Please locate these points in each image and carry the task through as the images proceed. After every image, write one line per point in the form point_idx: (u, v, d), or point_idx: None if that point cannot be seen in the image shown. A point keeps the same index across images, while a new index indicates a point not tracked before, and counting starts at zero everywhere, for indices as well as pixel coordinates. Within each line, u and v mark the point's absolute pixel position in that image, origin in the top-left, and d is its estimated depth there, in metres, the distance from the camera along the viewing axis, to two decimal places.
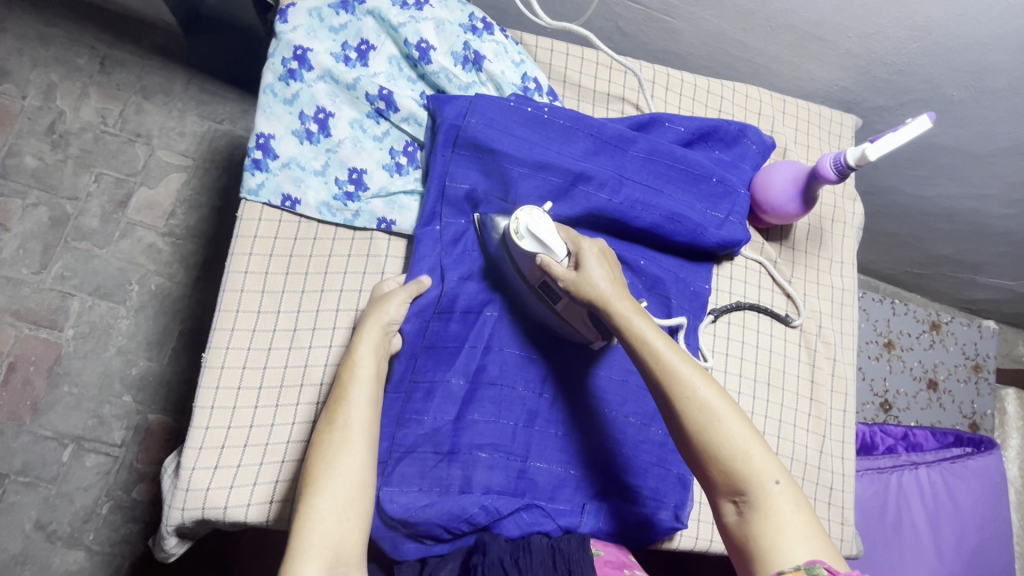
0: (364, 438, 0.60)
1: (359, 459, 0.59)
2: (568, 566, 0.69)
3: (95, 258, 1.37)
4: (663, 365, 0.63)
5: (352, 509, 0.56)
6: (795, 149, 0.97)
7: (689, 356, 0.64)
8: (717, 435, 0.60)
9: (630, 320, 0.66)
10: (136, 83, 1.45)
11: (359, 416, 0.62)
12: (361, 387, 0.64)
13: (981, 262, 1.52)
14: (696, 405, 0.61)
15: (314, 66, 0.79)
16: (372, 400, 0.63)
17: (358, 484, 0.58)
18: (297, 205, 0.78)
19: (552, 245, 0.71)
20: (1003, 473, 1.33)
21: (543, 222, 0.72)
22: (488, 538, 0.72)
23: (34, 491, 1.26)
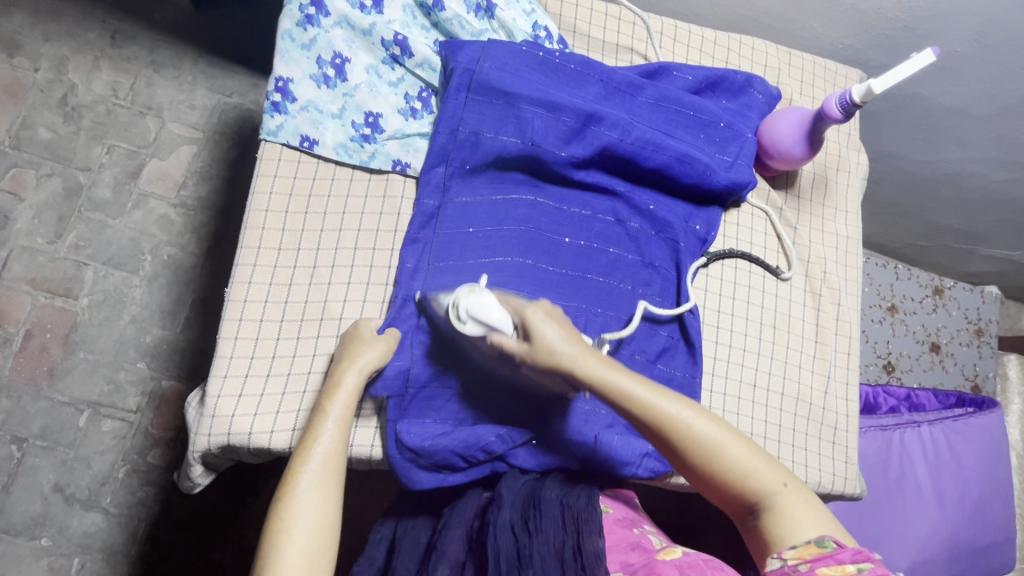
0: (329, 478, 0.62)
1: (321, 499, 0.61)
2: (577, 526, 0.69)
3: (109, 228, 1.39)
4: (656, 410, 0.66)
5: (315, 556, 0.58)
6: (800, 100, 0.99)
7: (667, 392, 0.68)
8: (719, 461, 0.65)
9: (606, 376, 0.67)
10: (147, 56, 1.47)
11: (326, 455, 0.64)
12: (331, 422, 0.66)
13: (983, 231, 1.53)
14: (694, 437, 0.65)
15: (331, 12, 0.81)
16: (341, 438, 0.65)
17: (322, 527, 0.59)
18: (315, 145, 0.80)
19: (499, 322, 0.69)
20: (1003, 432, 1.37)
21: (487, 302, 0.69)
22: (502, 493, 0.73)
23: (52, 455, 1.29)
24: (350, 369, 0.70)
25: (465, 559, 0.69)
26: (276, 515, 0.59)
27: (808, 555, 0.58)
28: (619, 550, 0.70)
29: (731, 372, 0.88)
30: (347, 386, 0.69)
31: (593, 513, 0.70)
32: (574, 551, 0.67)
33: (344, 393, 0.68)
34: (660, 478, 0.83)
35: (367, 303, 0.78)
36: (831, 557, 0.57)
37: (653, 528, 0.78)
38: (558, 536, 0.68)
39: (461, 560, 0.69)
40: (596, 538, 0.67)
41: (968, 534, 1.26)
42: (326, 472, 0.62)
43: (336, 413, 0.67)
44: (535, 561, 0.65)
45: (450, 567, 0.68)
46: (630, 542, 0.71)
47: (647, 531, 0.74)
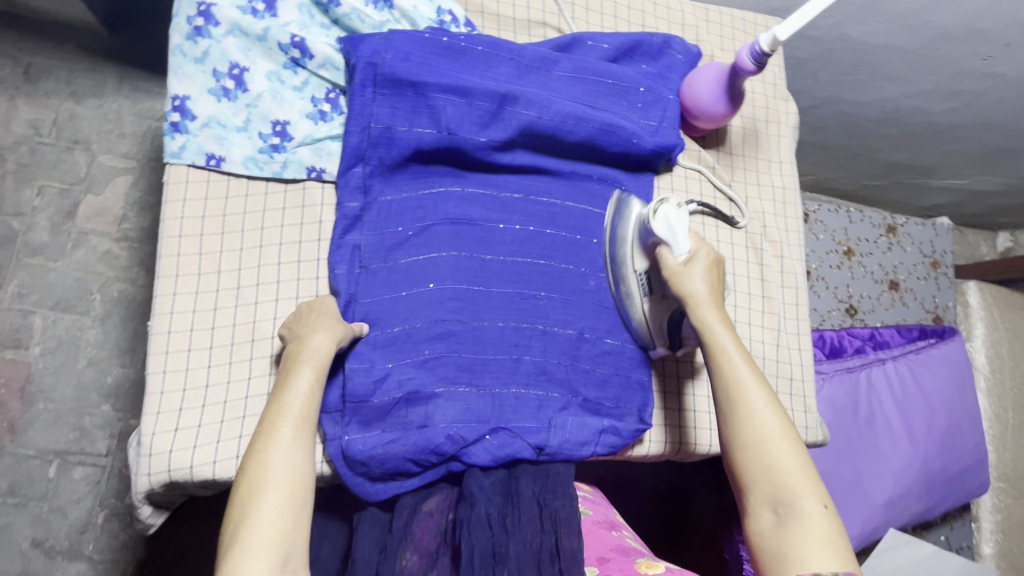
0: (301, 436, 0.64)
1: (297, 454, 0.63)
2: (555, 525, 0.70)
3: (51, 271, 1.34)
4: (736, 380, 0.71)
5: (293, 509, 0.60)
6: (722, 55, 0.98)
7: (762, 380, 0.72)
8: (769, 452, 0.67)
9: (714, 328, 0.74)
10: (66, 88, 1.40)
11: (296, 411, 0.66)
12: (303, 378, 0.68)
13: (931, 164, 1.55)
14: (755, 421, 0.68)
15: (221, 21, 0.77)
16: (311, 396, 0.67)
17: (297, 483, 0.61)
18: (222, 162, 0.77)
19: (679, 237, 0.75)
20: (967, 359, 1.40)
21: (680, 217, 0.76)
22: (473, 492, 0.72)
23: (25, 510, 1.24)
24: (316, 329, 0.70)
25: (438, 548, 0.70)
26: (253, 471, 0.61)
27: None
28: (597, 549, 0.76)
29: None
30: (316, 343, 0.69)
31: (573, 513, 0.72)
32: (552, 552, 0.68)
33: (316, 353, 0.69)
34: (623, 453, 0.84)
35: None
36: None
37: (629, 532, 0.85)
38: (535, 536, 0.69)
39: (434, 549, 0.70)
40: (575, 539, 0.68)
41: (941, 461, 1.30)
42: (301, 430, 0.65)
43: (309, 371, 0.68)
44: (510, 561, 0.67)
45: (422, 555, 0.69)
46: (608, 542, 0.77)
47: (625, 536, 0.81)
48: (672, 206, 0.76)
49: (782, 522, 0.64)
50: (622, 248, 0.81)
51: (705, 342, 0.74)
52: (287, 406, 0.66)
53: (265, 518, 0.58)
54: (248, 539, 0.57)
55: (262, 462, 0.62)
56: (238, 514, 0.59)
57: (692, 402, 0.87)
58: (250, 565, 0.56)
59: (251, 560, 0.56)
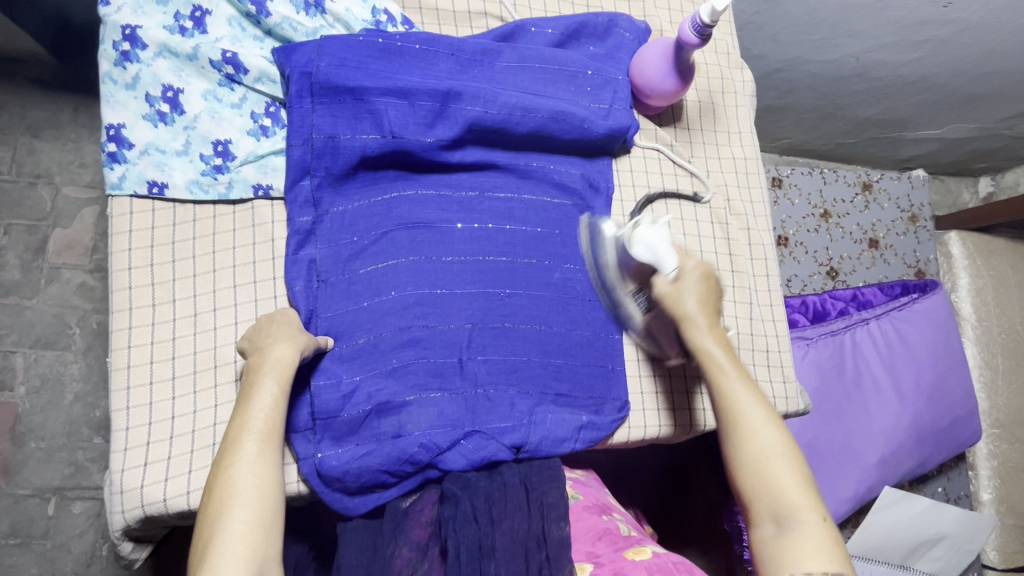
0: (268, 449, 0.63)
1: (266, 467, 0.62)
2: (542, 511, 0.70)
3: (27, 309, 1.29)
4: (733, 398, 0.70)
5: (263, 524, 0.59)
6: (671, 29, 0.96)
7: (758, 395, 0.71)
8: (767, 471, 0.66)
9: (708, 347, 0.72)
10: (21, 122, 1.33)
11: (263, 424, 0.65)
12: (267, 391, 0.66)
13: (903, 117, 1.53)
14: (750, 437, 0.68)
15: (148, 43, 0.75)
16: (275, 409, 0.66)
17: (267, 497, 0.60)
18: (166, 189, 0.75)
19: (663, 256, 0.72)
20: (951, 310, 1.40)
21: (659, 235, 0.73)
22: (455, 489, 0.71)
23: (28, 550, 1.21)
24: (276, 342, 0.69)
25: (429, 540, 0.70)
26: (219, 489, 0.60)
27: None
28: (586, 538, 0.75)
29: None
30: (277, 353, 0.68)
31: (560, 499, 0.71)
32: (539, 538, 0.68)
33: (279, 365, 0.67)
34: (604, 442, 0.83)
35: None
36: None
37: (621, 514, 0.85)
38: (522, 524, 0.69)
39: (425, 542, 0.70)
40: (561, 525, 0.68)
41: (931, 415, 1.30)
42: (267, 443, 0.64)
43: (272, 384, 0.67)
44: (497, 552, 0.66)
45: (414, 547, 0.69)
46: (598, 530, 0.77)
47: (616, 518, 0.80)
48: (648, 226, 0.74)
49: (784, 535, 0.64)
50: (609, 273, 0.80)
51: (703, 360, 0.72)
52: (252, 419, 0.65)
53: (234, 534, 0.57)
54: (216, 556, 0.56)
55: (229, 477, 0.60)
56: (207, 532, 0.58)
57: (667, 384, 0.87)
58: None
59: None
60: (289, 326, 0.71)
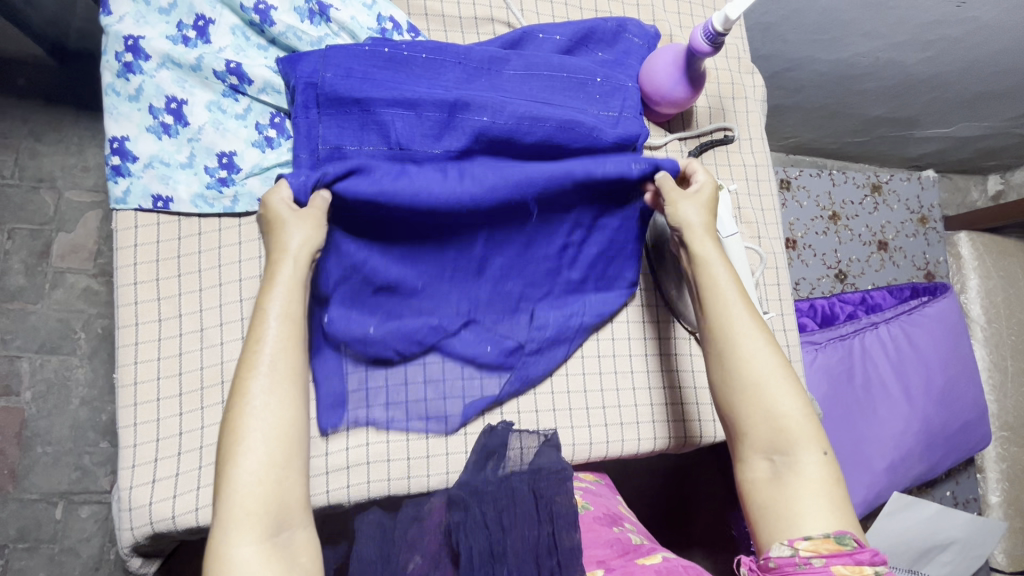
0: (283, 382, 0.58)
1: (278, 406, 0.57)
2: (551, 516, 0.70)
3: (32, 314, 1.29)
4: (731, 321, 0.68)
5: (278, 468, 0.55)
6: (681, 33, 0.95)
7: (760, 321, 0.69)
8: (764, 398, 0.65)
9: (708, 263, 0.71)
10: (23, 126, 1.32)
11: (276, 356, 0.59)
12: (275, 322, 0.60)
13: (912, 116, 1.51)
14: (748, 361, 0.66)
15: (150, 54, 0.74)
16: (288, 338, 0.60)
17: (281, 439, 0.56)
18: (170, 203, 0.75)
19: (726, 220, 0.79)
20: (962, 314, 1.38)
21: (727, 205, 0.80)
22: (468, 496, 0.71)
23: (37, 554, 1.22)
24: (284, 259, 0.64)
25: (441, 549, 0.70)
26: (229, 427, 0.56)
27: (825, 550, 0.57)
28: (597, 546, 0.75)
29: (664, 330, 0.89)
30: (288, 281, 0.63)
31: (571, 506, 0.71)
32: (550, 544, 0.69)
33: (292, 291, 0.63)
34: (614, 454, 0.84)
35: None
36: (849, 557, 0.56)
37: (632, 523, 0.85)
38: (533, 530, 0.69)
39: (437, 550, 0.70)
40: (573, 533, 0.69)
41: (941, 420, 1.29)
42: (279, 377, 0.58)
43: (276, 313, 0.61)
44: (508, 558, 0.67)
45: (426, 556, 0.69)
46: (607, 539, 0.77)
47: (626, 529, 0.81)
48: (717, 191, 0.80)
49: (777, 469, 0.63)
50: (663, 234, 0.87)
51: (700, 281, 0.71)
52: (258, 356, 0.59)
53: (245, 485, 0.53)
54: (233, 503, 0.53)
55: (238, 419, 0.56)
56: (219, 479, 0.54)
57: (676, 395, 0.87)
58: (235, 540, 0.52)
59: (237, 531, 0.52)
60: (306, 241, 0.65)
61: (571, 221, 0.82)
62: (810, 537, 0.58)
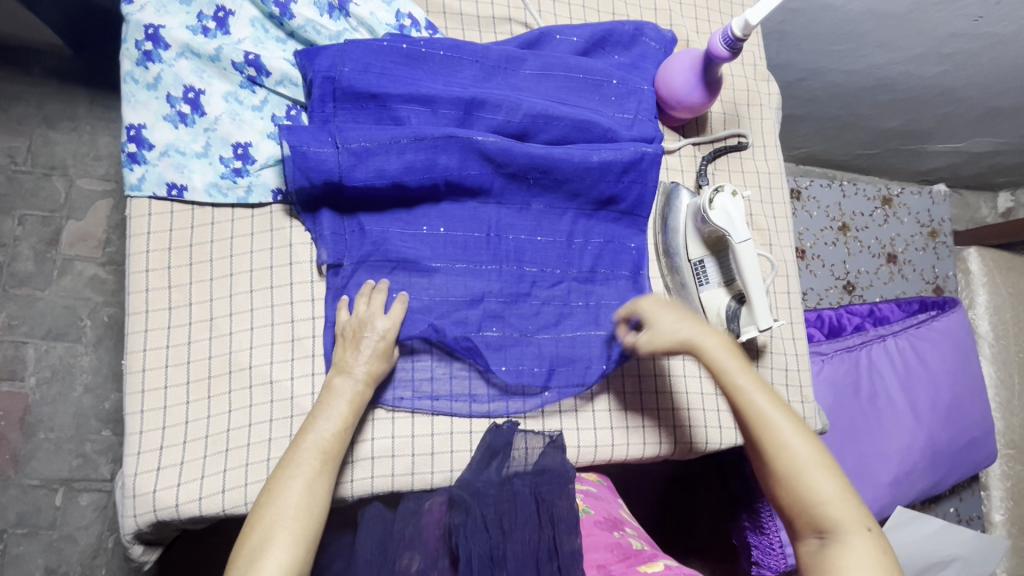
0: (321, 470, 0.65)
1: (313, 492, 0.63)
2: (551, 519, 0.71)
3: (39, 301, 1.29)
4: (755, 408, 0.69)
5: (301, 544, 0.60)
6: (697, 38, 0.95)
7: (784, 407, 0.70)
8: (801, 482, 0.65)
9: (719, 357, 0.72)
10: (37, 113, 1.33)
11: (325, 440, 0.67)
12: (341, 405, 0.69)
13: (925, 129, 1.50)
14: (777, 455, 0.67)
15: (170, 43, 0.75)
16: (339, 430, 0.68)
17: (310, 516, 0.62)
18: (184, 191, 0.75)
19: (737, 225, 0.77)
20: (970, 329, 1.37)
21: (738, 210, 0.78)
22: (468, 498, 0.71)
23: (36, 540, 1.21)
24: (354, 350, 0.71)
25: (439, 550, 0.70)
26: (270, 494, 0.63)
27: None
28: (598, 550, 0.75)
29: None
30: (351, 385, 0.70)
31: (571, 510, 0.72)
32: (550, 549, 0.69)
33: (355, 387, 0.70)
34: (619, 458, 0.83)
35: (276, 346, 0.74)
36: None
37: (635, 528, 0.84)
38: (534, 534, 0.70)
39: (435, 552, 0.69)
40: (573, 538, 0.69)
41: (947, 436, 1.28)
42: (325, 466, 0.66)
43: (342, 406, 0.69)
44: (508, 562, 0.67)
45: (424, 555, 0.69)
46: (608, 543, 0.76)
47: (627, 534, 0.80)
48: (728, 196, 0.78)
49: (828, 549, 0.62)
50: (676, 237, 0.85)
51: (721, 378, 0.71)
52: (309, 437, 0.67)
53: (270, 562, 0.58)
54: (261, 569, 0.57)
55: (274, 497, 0.62)
56: (257, 539, 0.59)
57: (685, 401, 0.86)
58: None
59: None
60: (382, 335, 0.72)
61: (574, 210, 0.84)
62: None
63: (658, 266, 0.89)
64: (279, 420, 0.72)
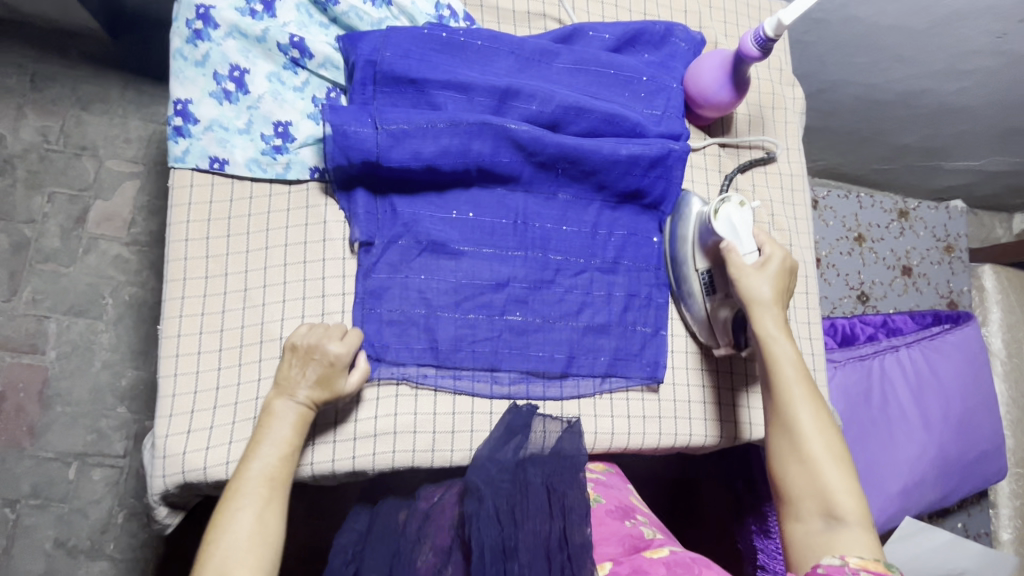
0: (271, 496, 0.64)
1: (264, 520, 0.62)
2: (563, 509, 0.72)
3: (63, 277, 1.32)
4: (795, 393, 0.71)
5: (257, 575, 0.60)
6: (726, 42, 0.97)
7: (820, 398, 0.72)
8: (819, 467, 0.68)
9: (774, 337, 0.74)
10: (72, 95, 1.37)
11: (271, 465, 0.65)
12: (283, 426, 0.67)
13: (945, 145, 1.51)
14: (801, 431, 0.70)
15: (220, 23, 0.77)
16: (284, 453, 0.67)
17: (265, 543, 0.61)
18: (226, 165, 0.78)
19: (743, 237, 0.78)
20: (983, 344, 1.38)
21: (745, 219, 0.79)
22: (479, 485, 0.73)
23: (47, 512, 1.23)
24: (297, 377, 0.69)
25: (452, 543, 0.73)
26: (214, 530, 0.61)
27: (871, 564, 0.59)
28: (609, 543, 0.76)
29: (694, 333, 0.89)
30: (290, 401, 0.68)
31: (581, 500, 0.72)
32: (560, 539, 0.69)
33: (295, 411, 0.68)
34: (635, 446, 0.84)
35: (307, 318, 0.76)
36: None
37: (645, 515, 0.85)
38: (545, 524, 0.70)
39: (447, 545, 0.73)
40: (584, 529, 0.70)
41: (957, 448, 1.28)
42: (273, 492, 0.64)
43: (285, 430, 0.67)
44: (520, 554, 0.68)
45: (438, 550, 0.72)
46: (620, 535, 0.77)
47: (639, 523, 0.81)
48: (734, 205, 0.79)
49: (829, 532, 0.65)
50: (684, 247, 0.84)
51: (762, 349, 0.74)
52: (256, 464, 0.65)
53: None
54: None
55: (224, 529, 0.61)
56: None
57: (702, 393, 0.87)
58: None
59: None
60: (328, 361, 0.70)
61: (599, 202, 0.86)
62: (859, 557, 0.61)
63: (664, 275, 0.88)
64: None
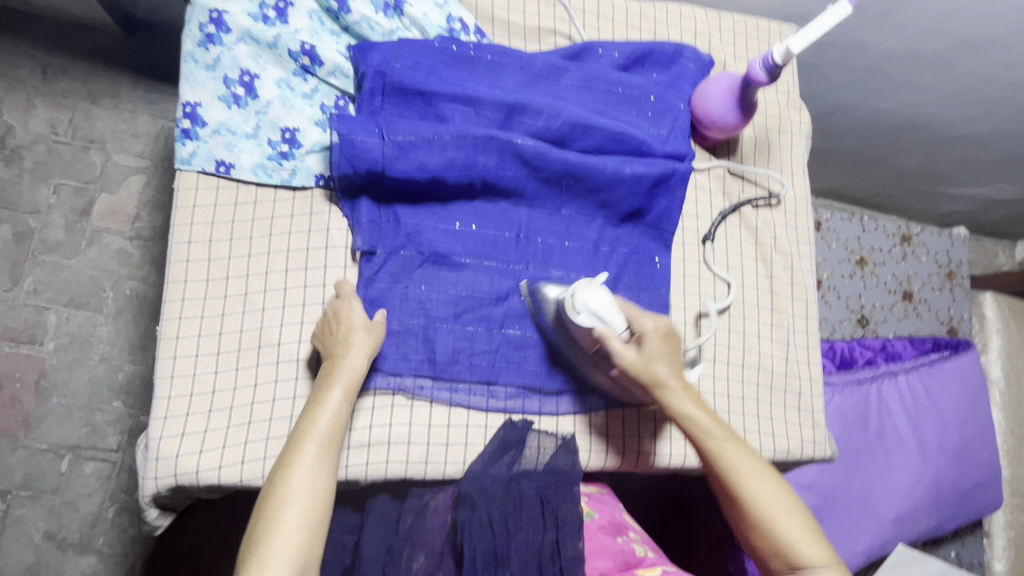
0: (328, 453, 0.65)
1: (317, 477, 0.63)
2: (556, 520, 0.73)
3: (65, 268, 1.32)
4: (727, 460, 0.71)
5: (311, 527, 0.61)
6: (735, 64, 0.97)
7: (752, 454, 0.72)
8: (774, 527, 0.67)
9: (688, 412, 0.73)
10: (82, 88, 1.38)
11: (329, 423, 0.67)
12: (337, 392, 0.68)
13: (950, 171, 1.51)
14: (744, 494, 0.69)
15: (232, 28, 0.78)
16: (341, 412, 0.68)
17: (318, 499, 0.62)
18: (231, 169, 0.78)
19: (610, 317, 0.74)
20: (982, 372, 1.37)
21: (603, 298, 0.74)
22: (473, 493, 0.73)
23: (38, 503, 1.23)
24: (352, 347, 0.71)
25: (443, 549, 0.73)
26: (274, 482, 0.62)
27: None
28: (599, 558, 0.76)
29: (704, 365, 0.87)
30: (353, 362, 0.70)
31: (574, 514, 0.73)
32: (553, 550, 0.71)
33: (349, 373, 0.70)
34: (630, 465, 0.83)
35: (306, 325, 0.76)
36: None
37: (637, 531, 0.85)
38: (536, 536, 0.71)
39: (439, 549, 0.73)
40: (576, 544, 0.71)
41: (953, 476, 1.27)
42: (327, 447, 0.65)
43: (338, 394, 0.68)
44: (512, 562, 0.69)
45: (430, 555, 0.72)
46: (611, 550, 0.77)
47: (631, 538, 0.81)
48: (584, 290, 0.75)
49: None
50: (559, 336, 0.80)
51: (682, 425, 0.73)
52: (315, 422, 0.66)
53: (283, 547, 0.58)
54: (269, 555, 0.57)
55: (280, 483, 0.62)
56: (262, 526, 0.59)
57: None
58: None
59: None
60: (366, 333, 0.72)
61: (601, 219, 0.86)
62: None
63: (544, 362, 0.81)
64: (302, 397, 0.74)
